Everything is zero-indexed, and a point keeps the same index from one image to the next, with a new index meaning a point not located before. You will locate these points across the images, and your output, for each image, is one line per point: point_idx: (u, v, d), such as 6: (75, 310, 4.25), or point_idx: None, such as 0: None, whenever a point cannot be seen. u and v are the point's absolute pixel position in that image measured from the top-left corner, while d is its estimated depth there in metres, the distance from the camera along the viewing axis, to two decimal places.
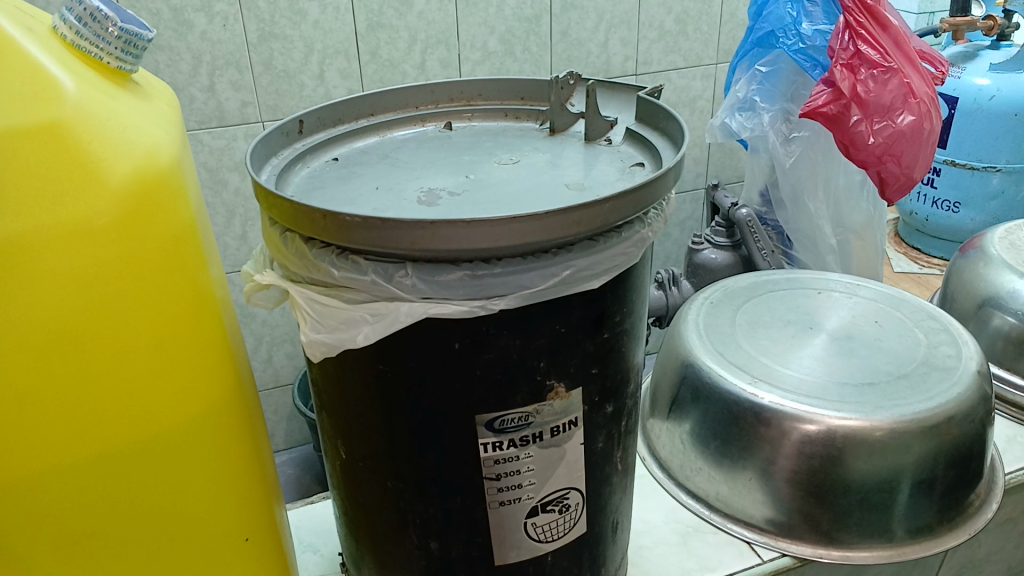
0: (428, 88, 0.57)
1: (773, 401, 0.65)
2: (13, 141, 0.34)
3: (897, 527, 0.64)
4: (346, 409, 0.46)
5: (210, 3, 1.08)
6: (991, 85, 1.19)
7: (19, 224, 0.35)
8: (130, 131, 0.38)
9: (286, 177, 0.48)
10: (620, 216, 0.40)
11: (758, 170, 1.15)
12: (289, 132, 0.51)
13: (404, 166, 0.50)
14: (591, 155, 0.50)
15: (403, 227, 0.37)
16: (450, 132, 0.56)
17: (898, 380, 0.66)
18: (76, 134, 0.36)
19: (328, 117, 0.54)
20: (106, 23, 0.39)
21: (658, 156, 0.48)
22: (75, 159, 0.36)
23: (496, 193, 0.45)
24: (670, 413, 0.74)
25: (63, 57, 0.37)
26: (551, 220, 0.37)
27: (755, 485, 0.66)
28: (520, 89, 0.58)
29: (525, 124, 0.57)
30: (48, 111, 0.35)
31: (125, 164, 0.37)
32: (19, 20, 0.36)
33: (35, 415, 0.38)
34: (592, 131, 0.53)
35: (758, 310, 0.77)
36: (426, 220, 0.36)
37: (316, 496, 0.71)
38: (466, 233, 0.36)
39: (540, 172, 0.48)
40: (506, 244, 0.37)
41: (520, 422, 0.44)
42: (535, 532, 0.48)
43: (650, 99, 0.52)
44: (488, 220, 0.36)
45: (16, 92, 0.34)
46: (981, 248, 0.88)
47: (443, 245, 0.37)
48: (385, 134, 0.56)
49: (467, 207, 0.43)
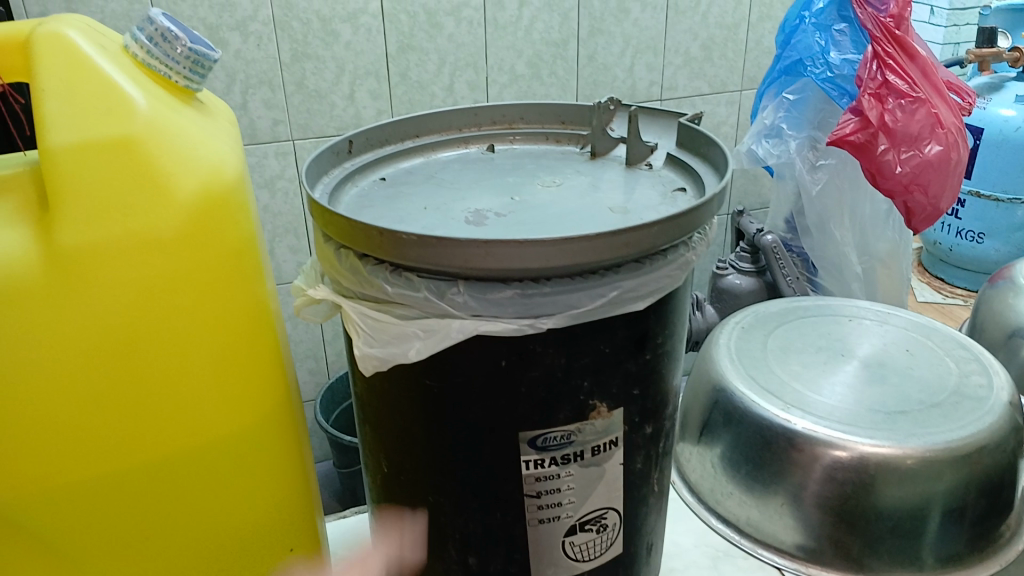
0: (472, 111, 0.58)
1: (807, 426, 0.65)
2: (88, 154, 0.36)
3: (927, 556, 0.64)
4: (390, 424, 0.47)
5: (245, 22, 1.10)
6: (1017, 116, 1.19)
7: (87, 234, 0.36)
8: (199, 147, 0.40)
9: (337, 196, 0.49)
10: (667, 239, 0.41)
11: (784, 196, 1.16)
12: (339, 151, 0.52)
13: (449, 186, 0.51)
14: (632, 179, 0.51)
15: (460, 244, 0.38)
16: (492, 155, 0.57)
17: (932, 409, 0.66)
18: (146, 147, 0.37)
19: (375, 138, 0.55)
20: (175, 42, 0.40)
21: (700, 182, 0.49)
22: (144, 173, 0.37)
23: (540, 214, 0.46)
24: (701, 436, 0.74)
25: (134, 74, 0.39)
26: (604, 241, 0.38)
27: (786, 510, 0.67)
28: (561, 113, 0.59)
29: (566, 147, 0.58)
30: (121, 125, 0.37)
31: (193, 179, 0.39)
32: (93, 38, 0.38)
33: (97, 420, 0.39)
34: (633, 156, 0.54)
35: (790, 335, 0.77)
36: (481, 238, 0.37)
37: (350, 511, 0.72)
38: (521, 253, 0.37)
39: (582, 195, 0.49)
40: (559, 264, 0.38)
41: (563, 440, 0.45)
42: (572, 550, 0.49)
43: (691, 126, 0.53)
44: (543, 239, 0.37)
45: (92, 108, 0.36)
46: (1010, 278, 0.88)
47: (495, 265, 0.38)
48: (429, 155, 0.57)
49: (513, 228, 0.44)
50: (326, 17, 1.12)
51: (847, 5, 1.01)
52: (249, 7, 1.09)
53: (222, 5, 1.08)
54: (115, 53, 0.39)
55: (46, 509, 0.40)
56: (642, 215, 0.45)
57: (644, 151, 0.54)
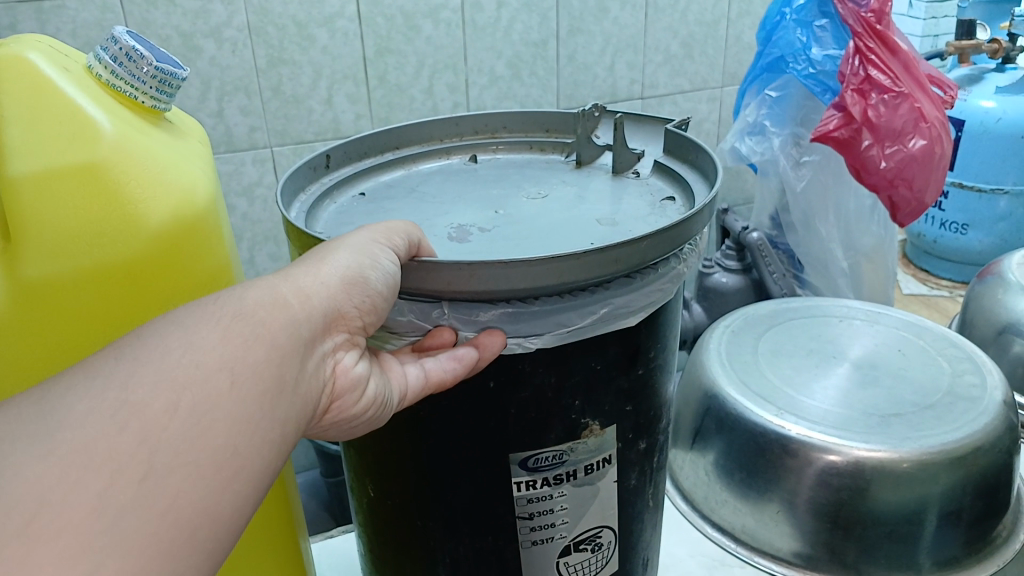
0: (453, 120, 0.57)
1: (801, 432, 0.64)
2: (47, 184, 0.36)
3: (924, 559, 0.64)
4: (376, 447, 0.46)
5: (219, 28, 1.02)
6: (997, 108, 1.19)
7: (51, 265, 0.37)
8: (170, 170, 0.39)
9: (314, 214, 0.47)
10: (658, 252, 0.40)
11: (768, 193, 1.15)
12: (316, 166, 0.50)
13: (434, 201, 0.49)
14: (618, 191, 0.50)
15: (441, 267, 0.36)
16: (475, 165, 0.56)
17: (924, 410, 0.66)
18: (111, 175, 0.37)
19: (354, 151, 0.53)
20: (141, 61, 0.39)
21: (689, 191, 0.48)
22: (109, 203, 0.37)
23: (525, 229, 0.45)
24: (693, 443, 0.73)
25: (99, 96, 0.38)
26: (592, 259, 0.37)
27: (781, 517, 0.66)
28: (545, 121, 0.57)
29: (551, 157, 0.56)
30: (84, 153, 0.37)
31: (161, 207, 0.39)
32: (56, 59, 0.38)
33: None
34: (620, 164, 0.52)
35: (780, 338, 0.76)
36: (464, 260, 0.36)
37: (336, 530, 0.71)
38: (507, 274, 0.36)
39: (567, 208, 0.48)
40: (546, 284, 0.37)
41: (555, 460, 0.43)
42: (567, 571, 0.48)
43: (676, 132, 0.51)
44: (528, 259, 0.36)
45: (55, 135, 0.36)
46: (999, 274, 0.87)
47: (479, 287, 0.36)
48: (409, 167, 0.55)
49: (498, 244, 0.43)
50: (301, 21, 1.05)
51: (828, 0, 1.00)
52: (223, 12, 1.01)
53: (196, 12, 1.00)
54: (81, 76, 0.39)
55: None
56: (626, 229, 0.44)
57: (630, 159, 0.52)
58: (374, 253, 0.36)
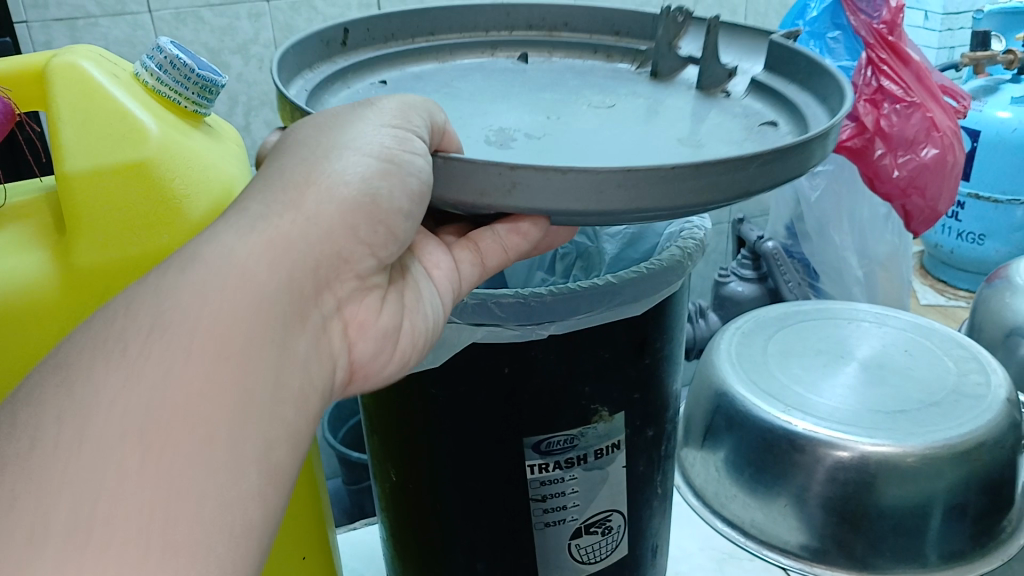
0: (504, 12, 0.58)
1: (807, 428, 0.66)
2: (103, 179, 0.42)
3: (930, 553, 0.65)
4: (397, 433, 0.48)
5: (246, 45, 1.02)
6: (1012, 118, 1.20)
7: (109, 256, 0.43)
8: (206, 167, 0.45)
9: (320, 95, 0.47)
10: (773, 178, 0.33)
11: (784, 203, 1.18)
12: (329, 41, 0.51)
13: (496, 108, 0.48)
14: (702, 108, 0.47)
15: (475, 168, 0.32)
16: (525, 65, 0.56)
17: (930, 408, 0.67)
18: (160, 170, 0.43)
19: (376, 29, 0.54)
20: (184, 68, 0.45)
21: (795, 114, 0.45)
22: (159, 196, 0.43)
23: (575, 139, 0.43)
24: (704, 441, 0.75)
25: (145, 100, 0.45)
26: (666, 172, 0.31)
27: (789, 512, 0.68)
28: (616, 24, 0.57)
29: (619, 65, 0.56)
30: (137, 153, 0.42)
31: (205, 200, 0.44)
32: (105, 67, 0.44)
33: None
34: (707, 80, 0.50)
35: (790, 339, 0.78)
36: (505, 162, 0.31)
37: (359, 522, 0.73)
38: (561, 184, 0.31)
39: (634, 125, 0.45)
40: (614, 208, 0.31)
41: (566, 444, 0.46)
42: (578, 553, 0.50)
43: (783, 47, 0.48)
44: (586, 167, 0.30)
45: (111, 136, 0.42)
46: (1006, 278, 0.89)
47: (524, 200, 0.31)
48: (443, 59, 0.56)
49: (529, 157, 0.40)
50: None
51: (839, 13, 1.03)
52: (250, 30, 1.01)
53: (223, 29, 1.00)
54: (126, 80, 0.45)
55: None
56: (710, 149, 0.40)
57: (721, 75, 0.50)
58: (375, 183, 0.33)
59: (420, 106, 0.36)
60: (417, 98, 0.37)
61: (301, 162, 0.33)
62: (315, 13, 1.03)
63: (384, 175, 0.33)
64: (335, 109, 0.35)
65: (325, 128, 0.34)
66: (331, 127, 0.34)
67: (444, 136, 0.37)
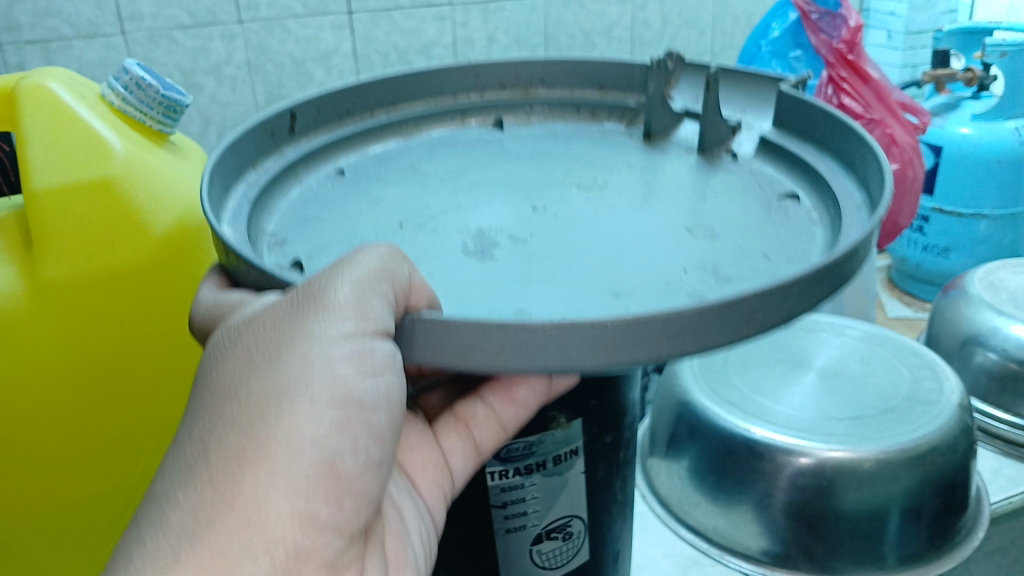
0: (472, 72, 0.61)
1: (765, 435, 0.68)
2: (75, 192, 0.55)
3: (887, 555, 0.67)
4: None
5: (220, 66, 1.02)
6: (973, 134, 1.22)
7: (86, 257, 0.56)
8: (168, 181, 0.59)
9: (274, 201, 0.49)
10: (805, 303, 0.33)
11: None
12: (276, 129, 0.52)
13: (477, 193, 0.48)
14: (703, 180, 0.49)
15: (457, 327, 0.30)
16: (500, 133, 0.59)
17: (884, 414, 0.69)
18: (121, 183, 0.56)
19: (328, 107, 0.56)
20: (148, 89, 0.60)
21: (818, 188, 0.46)
22: (120, 206, 0.57)
23: (571, 228, 0.44)
24: (668, 451, 0.77)
25: (111, 120, 0.58)
26: (682, 320, 0.30)
27: (751, 517, 0.69)
28: (599, 79, 0.62)
29: (607, 125, 0.60)
30: (103, 168, 0.56)
31: (161, 215, 0.58)
32: (75, 92, 0.57)
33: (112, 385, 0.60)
34: (711, 142, 0.52)
35: (752, 350, 0.80)
36: (492, 321, 0.29)
37: None
38: (560, 340, 0.30)
39: (631, 212, 0.45)
40: (621, 363, 0.30)
41: (525, 450, 0.48)
42: (539, 558, 0.51)
43: (797, 105, 0.51)
44: (590, 319, 0.29)
45: (83, 155, 0.56)
46: (963, 287, 0.91)
47: (514, 358, 0.30)
48: (410, 133, 0.59)
49: (527, 264, 0.40)
50: (299, 58, 1.07)
51: (800, 33, 1.09)
52: (222, 51, 1.02)
53: (197, 51, 1.01)
54: (94, 102, 0.58)
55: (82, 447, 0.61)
56: (733, 243, 0.41)
57: (725, 131, 0.53)
58: (339, 436, 0.36)
59: (384, 277, 0.35)
60: (381, 258, 0.36)
61: (258, 422, 0.35)
62: (288, 35, 1.05)
63: (348, 424, 0.36)
64: (295, 320, 0.36)
65: (286, 362, 0.36)
66: (292, 359, 0.36)
67: (412, 293, 0.35)
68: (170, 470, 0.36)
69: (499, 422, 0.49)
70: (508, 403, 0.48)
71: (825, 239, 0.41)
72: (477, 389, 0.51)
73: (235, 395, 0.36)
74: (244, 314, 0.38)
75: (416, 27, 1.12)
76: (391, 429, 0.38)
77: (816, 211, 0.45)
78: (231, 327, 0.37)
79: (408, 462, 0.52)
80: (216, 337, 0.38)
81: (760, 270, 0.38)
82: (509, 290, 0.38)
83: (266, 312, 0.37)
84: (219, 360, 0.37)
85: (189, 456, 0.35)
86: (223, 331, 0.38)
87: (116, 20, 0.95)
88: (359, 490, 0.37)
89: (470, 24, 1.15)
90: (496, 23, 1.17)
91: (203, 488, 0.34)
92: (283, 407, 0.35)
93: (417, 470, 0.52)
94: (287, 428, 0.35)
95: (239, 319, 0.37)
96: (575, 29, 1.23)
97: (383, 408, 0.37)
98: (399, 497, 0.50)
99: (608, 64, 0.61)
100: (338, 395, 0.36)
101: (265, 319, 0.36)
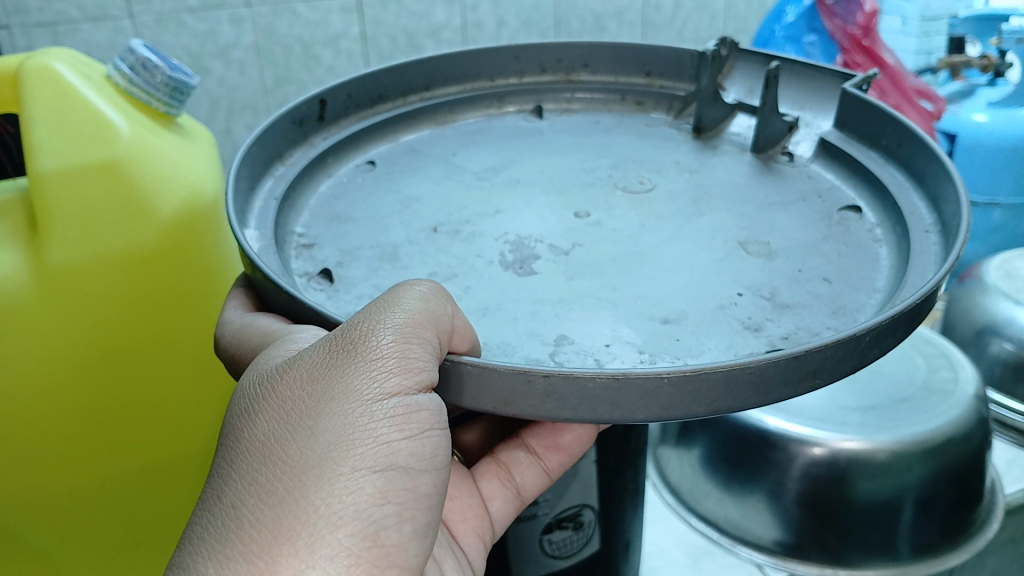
0: (513, 54, 0.61)
1: (781, 426, 0.67)
2: (80, 177, 0.55)
3: (902, 546, 0.66)
4: None
5: (228, 50, 1.01)
6: (988, 122, 1.17)
7: (93, 245, 0.56)
8: (177, 163, 0.60)
9: (303, 200, 0.48)
10: (879, 349, 0.31)
11: None
12: (305, 118, 0.52)
13: (514, 192, 0.48)
14: (757, 186, 0.48)
15: (501, 375, 0.30)
16: (542, 118, 0.59)
17: (899, 405, 0.69)
18: (127, 164, 0.56)
19: (353, 92, 0.56)
20: (154, 70, 0.59)
21: (882, 208, 0.45)
22: (128, 188, 0.56)
23: (623, 233, 0.43)
24: (679, 440, 0.76)
25: (115, 100, 0.58)
26: (743, 374, 0.29)
27: (763, 507, 0.68)
28: (648, 66, 0.61)
29: (654, 114, 0.59)
30: (109, 150, 0.55)
31: (168, 200, 0.58)
32: (83, 71, 0.57)
33: (123, 381, 0.60)
34: (767, 145, 0.52)
35: None
36: (538, 371, 0.29)
37: None
38: (613, 393, 0.29)
39: (684, 219, 0.44)
40: (678, 415, 0.30)
41: (532, 464, 0.49)
42: (549, 548, 0.51)
43: (861, 102, 0.50)
44: (644, 373, 0.28)
45: (88, 137, 0.55)
46: (977, 276, 0.89)
47: (562, 409, 0.30)
48: (442, 121, 0.59)
49: (576, 277, 0.39)
50: (307, 43, 1.06)
51: (816, 18, 1.08)
52: (231, 35, 1.00)
53: (205, 34, 0.99)
54: (101, 84, 0.58)
55: (92, 444, 0.60)
56: (793, 265, 0.40)
57: (781, 129, 0.52)
58: (383, 502, 0.34)
59: (428, 322, 0.34)
60: (424, 299, 0.35)
61: (299, 478, 0.33)
62: (297, 19, 1.03)
63: (392, 488, 0.34)
64: (334, 370, 0.35)
65: (326, 417, 0.34)
66: (333, 415, 0.34)
67: (455, 336, 0.35)
68: (197, 541, 0.32)
69: (544, 468, 0.49)
70: (555, 450, 0.49)
71: (889, 263, 0.40)
72: (520, 435, 0.51)
73: (270, 456, 0.34)
74: (278, 365, 0.36)
75: (425, 11, 1.11)
76: (433, 493, 0.36)
77: (880, 227, 0.44)
78: (265, 381, 0.36)
79: (450, 515, 0.47)
80: (246, 394, 0.36)
81: (822, 297, 0.37)
82: (555, 313, 0.37)
83: (304, 362, 0.35)
84: (250, 418, 0.35)
85: (216, 525, 0.33)
86: (255, 388, 0.36)
87: (123, 2, 0.92)
88: (404, 562, 0.34)
89: (480, 8, 1.14)
90: (507, 7, 1.15)
91: (236, 561, 0.31)
92: (323, 471, 0.33)
93: (457, 520, 0.47)
94: (328, 494, 0.33)
95: (273, 371, 0.36)
96: (587, 13, 1.21)
97: (425, 469, 0.36)
98: (441, 549, 0.45)
99: (657, 50, 0.60)
100: (381, 455, 0.34)
101: (303, 371, 0.35)
